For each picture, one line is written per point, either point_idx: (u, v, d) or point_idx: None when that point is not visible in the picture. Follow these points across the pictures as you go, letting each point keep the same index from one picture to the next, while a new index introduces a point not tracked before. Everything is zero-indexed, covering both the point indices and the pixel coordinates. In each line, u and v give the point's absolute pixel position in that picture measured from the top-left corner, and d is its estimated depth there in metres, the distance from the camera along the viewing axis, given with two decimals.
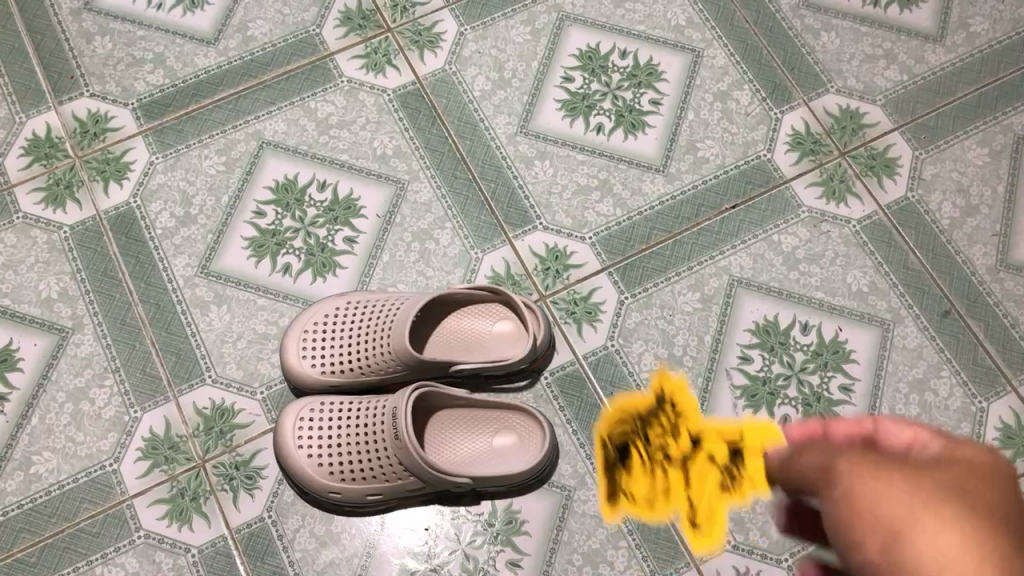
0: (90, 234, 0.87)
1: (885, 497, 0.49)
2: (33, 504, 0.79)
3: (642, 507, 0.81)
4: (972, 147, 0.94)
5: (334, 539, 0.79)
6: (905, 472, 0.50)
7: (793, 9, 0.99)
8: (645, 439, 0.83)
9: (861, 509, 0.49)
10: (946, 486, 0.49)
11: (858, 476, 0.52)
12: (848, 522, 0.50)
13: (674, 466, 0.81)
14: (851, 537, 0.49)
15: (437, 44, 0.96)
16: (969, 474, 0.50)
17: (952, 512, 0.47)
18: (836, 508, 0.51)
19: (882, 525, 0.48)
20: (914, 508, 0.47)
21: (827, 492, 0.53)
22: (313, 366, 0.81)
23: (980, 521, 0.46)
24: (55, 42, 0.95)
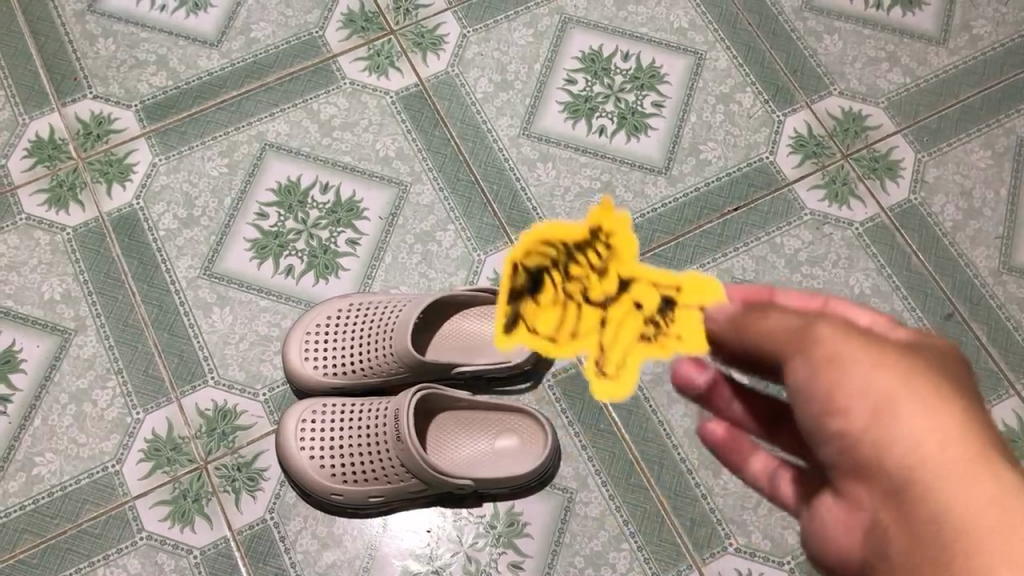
0: (93, 235, 0.87)
1: (874, 365, 0.43)
2: (35, 505, 0.79)
3: (548, 342, 0.82)
4: (975, 149, 0.94)
5: (336, 540, 0.79)
6: (884, 340, 0.45)
7: (795, 12, 0.99)
8: (565, 268, 0.83)
9: (845, 376, 0.43)
10: (933, 359, 0.44)
11: (839, 338, 0.44)
12: (829, 391, 0.43)
13: (590, 304, 0.80)
14: (831, 418, 0.43)
15: (440, 46, 0.96)
16: (940, 347, 0.46)
17: (945, 388, 0.42)
18: (807, 367, 0.45)
19: (870, 398, 0.42)
20: (905, 376, 0.42)
21: (798, 352, 0.45)
22: (315, 368, 0.81)
23: (966, 397, 0.42)
24: (58, 44, 0.95)
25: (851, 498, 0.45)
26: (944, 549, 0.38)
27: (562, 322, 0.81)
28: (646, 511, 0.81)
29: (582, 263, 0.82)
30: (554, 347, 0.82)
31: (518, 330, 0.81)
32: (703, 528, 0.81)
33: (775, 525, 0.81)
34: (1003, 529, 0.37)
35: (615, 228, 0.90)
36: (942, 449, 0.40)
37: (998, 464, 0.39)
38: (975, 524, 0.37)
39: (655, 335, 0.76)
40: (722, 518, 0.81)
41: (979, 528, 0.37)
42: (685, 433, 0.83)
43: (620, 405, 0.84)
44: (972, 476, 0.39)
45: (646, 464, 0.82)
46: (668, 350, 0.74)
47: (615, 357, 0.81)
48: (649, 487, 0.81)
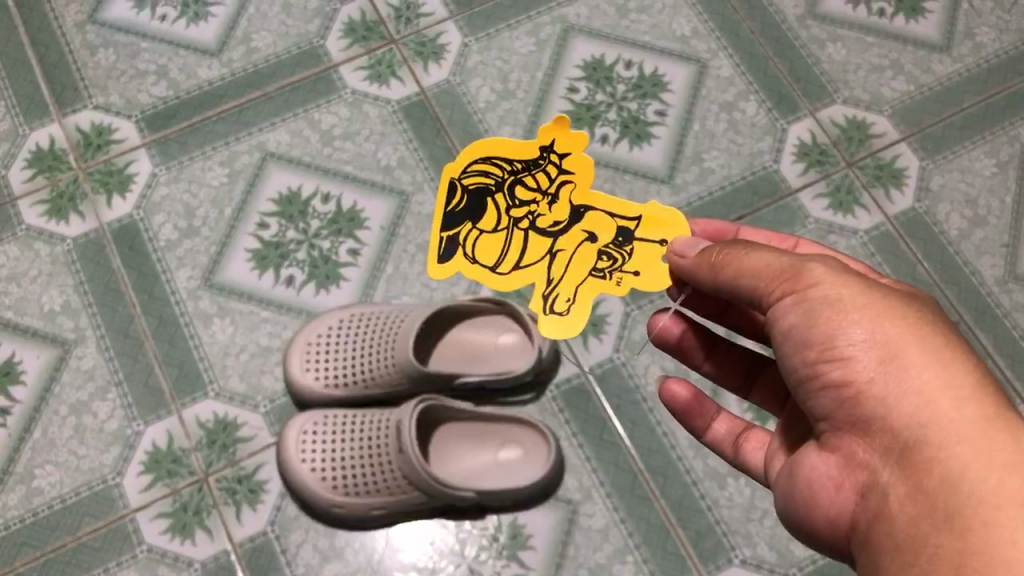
0: (94, 246, 0.87)
1: (879, 315, 0.51)
2: (34, 518, 0.78)
3: (486, 271, 0.74)
4: (981, 157, 0.93)
5: (337, 553, 0.78)
6: (886, 290, 0.52)
7: (798, 20, 0.99)
8: (511, 191, 0.75)
9: (846, 323, 0.50)
10: (932, 315, 0.52)
11: (841, 285, 0.52)
12: (832, 334, 0.51)
13: (535, 232, 0.73)
14: (836, 365, 0.50)
15: (441, 55, 0.96)
16: (931, 304, 0.54)
17: (951, 344, 0.50)
18: (808, 312, 0.52)
19: (879, 351, 0.50)
20: (911, 332, 0.50)
21: (797, 294, 0.52)
22: (316, 379, 0.80)
23: (966, 353, 0.50)
24: (58, 55, 0.95)
25: (840, 449, 0.52)
26: (954, 500, 0.46)
27: (506, 250, 0.74)
28: (651, 523, 0.80)
29: (530, 186, 0.75)
30: (499, 278, 0.74)
31: (457, 262, 0.76)
32: (709, 541, 0.80)
33: (781, 536, 0.80)
34: (1011, 484, 0.44)
35: (573, 146, 0.77)
36: (950, 405, 0.47)
37: (1006, 422, 0.47)
38: (984, 478, 0.45)
39: (608, 272, 0.71)
40: (727, 530, 0.80)
41: (987, 482, 0.45)
42: (689, 444, 0.82)
43: (624, 415, 0.83)
44: (981, 434, 0.46)
45: (650, 475, 0.81)
46: (623, 288, 0.70)
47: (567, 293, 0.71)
48: (653, 498, 0.81)
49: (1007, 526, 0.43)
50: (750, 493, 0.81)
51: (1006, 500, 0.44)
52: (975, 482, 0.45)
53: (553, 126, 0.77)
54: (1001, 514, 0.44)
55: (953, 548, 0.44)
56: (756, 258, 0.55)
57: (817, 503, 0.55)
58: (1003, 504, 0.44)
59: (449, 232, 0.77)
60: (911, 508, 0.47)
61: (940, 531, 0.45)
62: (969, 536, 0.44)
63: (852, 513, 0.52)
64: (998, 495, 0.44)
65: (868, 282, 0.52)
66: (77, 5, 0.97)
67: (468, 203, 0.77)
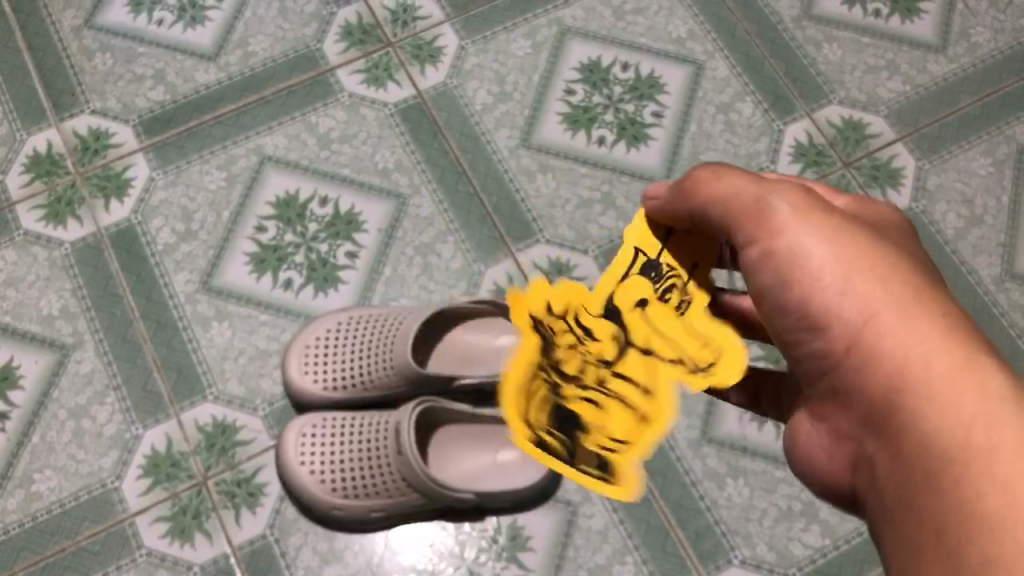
0: (92, 250, 0.87)
1: (844, 263, 0.45)
2: (34, 522, 0.78)
3: (638, 437, 0.55)
4: (977, 157, 0.94)
5: (336, 556, 0.78)
6: (857, 238, 0.46)
7: (794, 21, 0.99)
8: (561, 377, 0.57)
9: (808, 275, 0.45)
10: (909, 265, 0.45)
11: (803, 227, 0.46)
12: (802, 292, 0.46)
13: (608, 352, 0.56)
14: (813, 330, 0.46)
15: (438, 58, 0.96)
16: (911, 253, 0.47)
17: (924, 295, 0.43)
18: (775, 268, 0.47)
19: (847, 305, 0.44)
20: (881, 280, 0.44)
21: (758, 243, 0.48)
22: (314, 382, 0.80)
23: (946, 304, 0.43)
24: (56, 59, 0.95)
25: (834, 426, 0.47)
26: (925, 464, 0.39)
27: (605, 400, 0.55)
28: (650, 524, 0.80)
29: (565, 350, 0.58)
30: (620, 417, 0.55)
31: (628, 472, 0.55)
32: (708, 541, 0.80)
33: (780, 536, 0.80)
34: (992, 440, 0.36)
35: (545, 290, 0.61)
36: (921, 358, 0.41)
37: (993, 375, 0.39)
38: (957, 433, 0.38)
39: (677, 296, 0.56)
40: (727, 530, 0.80)
41: (970, 441, 0.37)
42: (688, 444, 0.83)
43: None
44: (957, 388, 0.39)
45: (649, 475, 0.81)
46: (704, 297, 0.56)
47: (666, 353, 0.55)
48: (652, 499, 0.81)
49: (975, 484, 0.35)
50: (749, 493, 0.81)
51: (976, 456, 0.36)
52: (945, 437, 0.38)
53: (528, 295, 0.61)
54: (973, 472, 0.36)
55: (921, 517, 0.37)
56: (717, 196, 0.50)
57: (821, 487, 0.50)
58: (976, 460, 0.36)
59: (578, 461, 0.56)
60: (892, 483, 0.41)
61: (914, 502, 0.38)
62: (936, 501, 0.37)
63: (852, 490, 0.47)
64: (969, 451, 0.37)
65: (835, 226, 0.46)
66: (73, 10, 0.97)
67: (564, 425, 0.56)
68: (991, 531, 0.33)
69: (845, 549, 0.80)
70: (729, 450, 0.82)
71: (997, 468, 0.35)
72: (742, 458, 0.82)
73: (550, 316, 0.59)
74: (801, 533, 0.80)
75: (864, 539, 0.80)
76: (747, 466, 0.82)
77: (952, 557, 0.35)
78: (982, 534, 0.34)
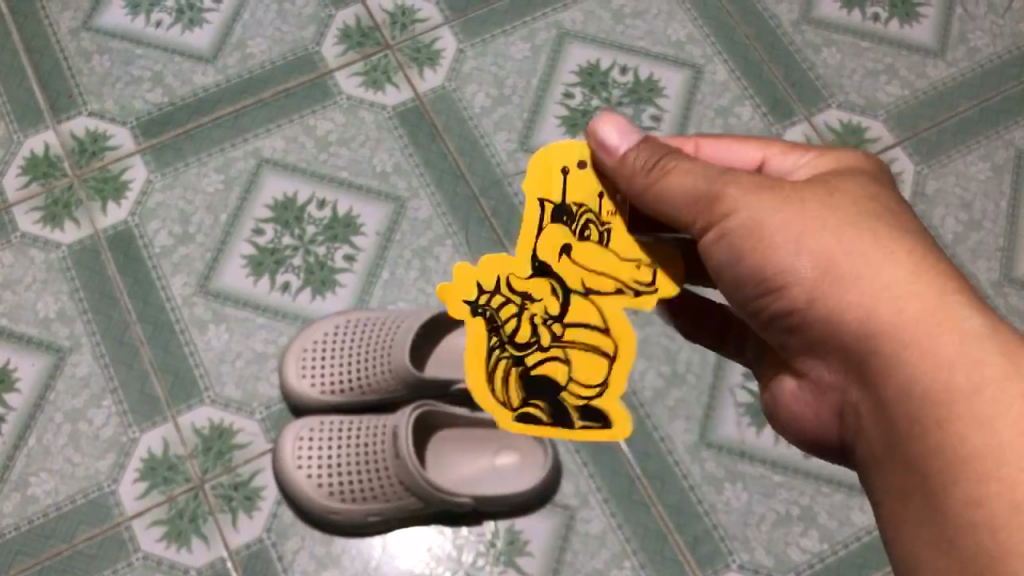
0: (89, 252, 0.87)
1: (804, 228, 0.48)
2: (29, 526, 0.78)
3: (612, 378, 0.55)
4: (975, 161, 0.93)
5: (333, 560, 0.78)
6: (804, 192, 0.49)
7: (793, 25, 0.99)
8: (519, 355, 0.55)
9: (772, 251, 0.48)
10: (858, 205, 0.49)
11: (759, 204, 0.49)
12: (757, 264, 0.49)
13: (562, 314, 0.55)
14: (775, 293, 0.50)
15: (437, 61, 0.96)
16: (860, 186, 0.51)
17: (881, 238, 0.47)
18: (733, 246, 0.50)
19: (811, 270, 0.48)
20: (836, 238, 0.47)
21: (717, 228, 0.50)
22: (311, 386, 0.80)
23: (904, 239, 0.47)
24: (53, 61, 0.95)
25: (814, 373, 0.52)
26: (910, 409, 0.44)
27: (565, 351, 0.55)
28: (648, 528, 0.80)
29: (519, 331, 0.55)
30: (585, 369, 0.55)
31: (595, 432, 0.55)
32: (706, 545, 0.80)
33: (778, 541, 0.80)
34: (971, 377, 0.42)
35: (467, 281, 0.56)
36: (889, 308, 0.45)
37: (954, 309, 0.44)
38: (936, 375, 0.43)
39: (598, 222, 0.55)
40: (725, 534, 0.80)
41: (950, 380, 0.42)
42: (687, 449, 0.82)
43: None
44: (927, 330, 0.44)
45: (648, 480, 0.81)
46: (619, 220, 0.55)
47: (608, 284, 0.55)
48: (650, 504, 0.80)
49: (960, 424, 0.41)
50: (747, 498, 0.81)
51: (956, 397, 0.42)
52: (928, 384, 0.43)
53: (455, 284, 0.57)
54: (957, 414, 0.42)
55: (913, 454, 0.43)
56: (675, 186, 0.51)
57: (803, 421, 0.56)
58: (956, 400, 0.42)
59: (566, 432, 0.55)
60: (877, 420, 0.47)
61: (903, 441, 0.44)
62: (925, 440, 0.43)
63: (839, 429, 0.53)
64: (949, 394, 0.42)
65: (787, 191, 0.49)
66: (71, 12, 0.97)
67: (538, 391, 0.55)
68: (983, 471, 0.40)
69: (843, 554, 0.79)
70: (727, 455, 0.82)
71: (979, 408, 0.41)
72: (740, 462, 0.82)
73: (482, 296, 0.56)
74: (799, 538, 0.80)
75: (863, 544, 0.80)
76: (745, 470, 0.82)
77: (950, 497, 0.41)
78: (976, 474, 0.40)
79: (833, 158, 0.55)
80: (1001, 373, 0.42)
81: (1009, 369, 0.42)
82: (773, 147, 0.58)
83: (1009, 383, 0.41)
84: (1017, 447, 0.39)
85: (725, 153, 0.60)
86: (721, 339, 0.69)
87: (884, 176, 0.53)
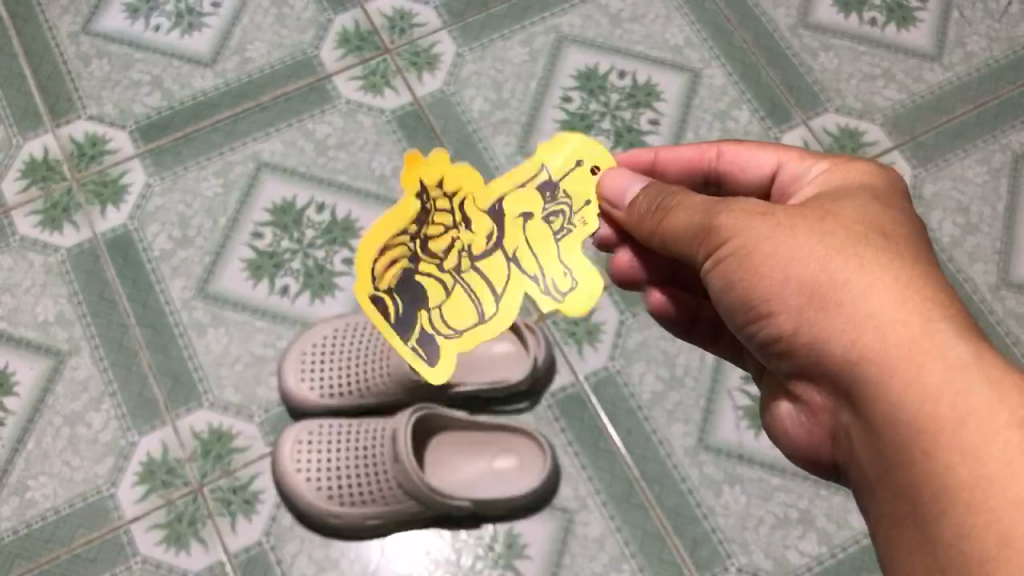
0: (88, 256, 0.87)
1: (790, 256, 0.47)
2: (28, 530, 0.78)
3: None
4: (972, 165, 0.94)
5: (332, 563, 0.78)
6: (792, 219, 0.48)
7: (790, 29, 0.99)
8: None
9: (758, 277, 0.47)
10: (848, 231, 0.47)
11: (747, 233, 0.48)
12: (747, 293, 0.48)
13: None
14: (762, 323, 0.48)
15: (435, 65, 0.96)
16: (849, 211, 0.49)
17: (869, 265, 0.45)
18: (724, 275, 0.49)
19: (798, 297, 0.46)
20: (822, 266, 0.46)
21: (712, 256, 0.49)
22: (311, 390, 0.80)
23: (891, 266, 0.45)
24: (53, 65, 0.95)
25: (805, 396, 0.50)
26: (899, 436, 0.42)
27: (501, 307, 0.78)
28: (647, 531, 0.80)
29: None
30: None
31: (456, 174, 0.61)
32: (705, 548, 0.80)
33: (777, 544, 0.80)
34: (958, 408, 0.41)
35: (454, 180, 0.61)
36: (877, 336, 0.44)
37: (943, 339, 0.43)
38: (923, 406, 0.42)
39: None
40: (724, 538, 0.80)
41: (938, 412, 0.41)
42: (686, 452, 0.82)
43: (620, 424, 0.83)
44: (913, 360, 0.42)
45: (646, 483, 0.81)
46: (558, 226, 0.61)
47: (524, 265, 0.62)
48: (649, 507, 0.80)
49: (948, 454, 0.40)
50: (745, 501, 0.81)
51: (944, 425, 0.41)
52: (915, 414, 0.42)
53: None
54: (943, 445, 0.41)
55: (903, 482, 0.42)
56: (675, 230, 0.52)
57: (796, 442, 0.55)
58: (942, 429, 0.41)
59: (428, 192, 0.61)
60: (869, 448, 0.45)
61: (894, 468, 0.43)
62: (915, 469, 0.41)
63: (833, 451, 0.51)
64: (937, 425, 0.41)
65: (779, 220, 0.48)
66: (70, 16, 0.97)
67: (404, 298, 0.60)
68: (972, 500, 0.39)
69: (841, 557, 0.79)
70: (726, 458, 0.82)
71: (966, 436, 0.40)
72: (739, 465, 0.82)
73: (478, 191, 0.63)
74: (797, 541, 0.80)
75: (861, 546, 0.80)
76: (744, 473, 0.82)
77: (939, 525, 0.40)
78: (965, 506, 0.39)
79: (841, 176, 0.53)
80: (987, 402, 0.41)
81: (994, 398, 0.41)
82: (789, 155, 0.58)
83: (995, 410, 0.40)
84: (1004, 477, 0.38)
85: (743, 157, 0.61)
86: (717, 337, 0.68)
87: (886, 197, 0.51)
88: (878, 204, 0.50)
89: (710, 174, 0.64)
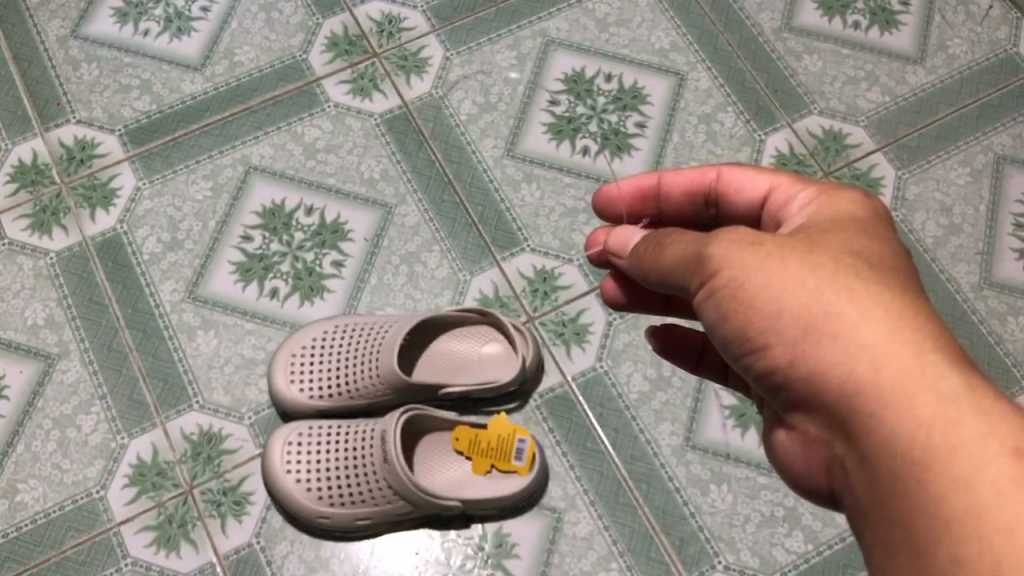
0: (78, 260, 0.87)
1: (784, 287, 0.47)
2: (18, 532, 0.78)
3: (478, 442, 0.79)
4: (954, 167, 0.95)
5: (322, 564, 0.78)
6: (784, 250, 0.48)
7: (775, 32, 1.01)
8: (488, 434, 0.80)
9: (752, 310, 0.47)
10: (840, 261, 0.47)
11: (739, 263, 0.48)
12: (742, 325, 0.48)
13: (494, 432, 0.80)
14: (759, 354, 0.48)
15: (423, 68, 0.97)
16: (842, 242, 0.49)
17: (861, 297, 0.45)
18: (718, 306, 0.49)
19: (792, 329, 0.46)
20: (814, 296, 0.46)
21: (706, 286, 0.49)
22: (299, 391, 0.80)
23: (883, 296, 0.45)
24: (41, 69, 0.95)
25: (803, 427, 0.50)
26: (893, 466, 0.42)
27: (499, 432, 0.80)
28: (635, 530, 0.81)
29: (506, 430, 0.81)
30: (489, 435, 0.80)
31: None
32: (693, 546, 0.80)
33: (763, 542, 0.81)
34: (950, 439, 0.40)
35: None
36: (870, 368, 0.43)
37: (935, 369, 0.42)
38: (915, 437, 0.41)
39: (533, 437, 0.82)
40: (711, 536, 0.81)
41: (930, 444, 0.41)
42: (673, 451, 0.83)
43: (608, 424, 0.84)
44: (905, 393, 0.42)
45: (634, 482, 0.82)
46: None
47: None
48: (637, 505, 0.81)
49: (939, 484, 0.40)
50: (733, 499, 0.82)
51: (936, 454, 0.40)
52: (907, 445, 0.41)
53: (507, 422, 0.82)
54: (935, 474, 0.40)
55: (895, 510, 0.42)
56: (669, 261, 0.52)
57: (800, 471, 0.54)
58: (934, 459, 0.40)
59: None
60: (862, 479, 0.45)
61: (885, 499, 0.42)
62: (908, 500, 0.41)
63: (831, 481, 0.51)
64: (927, 455, 0.41)
65: (772, 251, 0.48)
66: (59, 20, 0.97)
67: None
68: (962, 529, 0.38)
69: (828, 554, 0.80)
70: (713, 457, 0.83)
71: (957, 465, 0.39)
72: (726, 464, 0.83)
73: None
74: (784, 539, 0.81)
75: (847, 544, 0.81)
76: (730, 472, 0.83)
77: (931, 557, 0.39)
78: (956, 535, 0.38)
79: (832, 204, 0.53)
80: (978, 432, 0.40)
81: (984, 427, 0.40)
82: (783, 179, 0.58)
83: (986, 441, 0.40)
84: (995, 506, 0.38)
85: (740, 180, 0.61)
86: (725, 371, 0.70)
87: (875, 227, 0.51)
88: (871, 236, 0.50)
89: (710, 196, 0.64)
